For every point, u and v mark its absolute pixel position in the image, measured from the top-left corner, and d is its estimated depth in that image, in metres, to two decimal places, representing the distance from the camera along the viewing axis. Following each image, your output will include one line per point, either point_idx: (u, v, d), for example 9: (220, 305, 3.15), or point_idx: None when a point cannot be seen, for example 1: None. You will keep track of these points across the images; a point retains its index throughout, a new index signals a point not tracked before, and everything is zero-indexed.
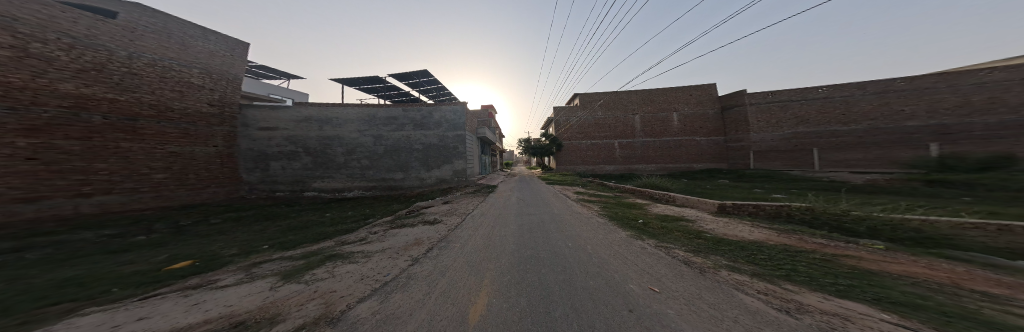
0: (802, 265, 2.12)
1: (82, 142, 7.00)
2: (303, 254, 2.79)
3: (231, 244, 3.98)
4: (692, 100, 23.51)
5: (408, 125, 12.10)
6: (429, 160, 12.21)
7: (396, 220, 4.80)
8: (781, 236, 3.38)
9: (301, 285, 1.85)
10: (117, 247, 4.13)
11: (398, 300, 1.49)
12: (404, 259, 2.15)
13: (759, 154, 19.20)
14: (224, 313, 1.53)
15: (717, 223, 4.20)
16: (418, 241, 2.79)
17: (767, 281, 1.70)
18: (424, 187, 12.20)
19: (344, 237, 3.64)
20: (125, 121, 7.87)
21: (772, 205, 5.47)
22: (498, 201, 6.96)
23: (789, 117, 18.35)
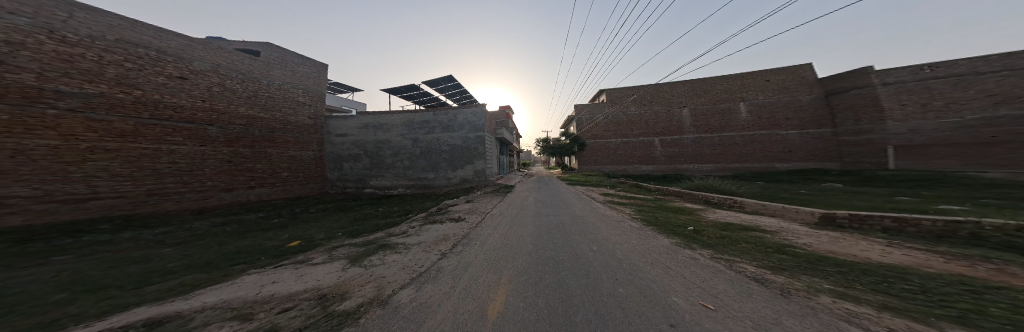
0: (997, 306, 1.32)
1: (249, 148, 10.31)
2: (359, 242, 3.38)
3: (320, 229, 5.19)
4: (771, 86, 19.27)
5: (436, 127, 13.55)
6: (455, 162, 13.35)
7: (430, 216, 5.34)
8: (943, 261, 2.24)
9: (361, 269, 2.27)
10: (262, 226, 5.96)
11: (429, 290, 1.65)
12: (435, 253, 2.38)
13: (904, 151, 13.42)
14: (312, 285, 2.00)
15: (814, 236, 3.11)
16: (448, 237, 3.04)
17: (907, 316, 1.13)
18: (452, 186, 13.38)
19: (391, 229, 4.28)
20: (269, 133, 11.15)
21: (934, 220, 3.66)
22: (520, 201, 6.99)
23: (973, 95, 12.47)
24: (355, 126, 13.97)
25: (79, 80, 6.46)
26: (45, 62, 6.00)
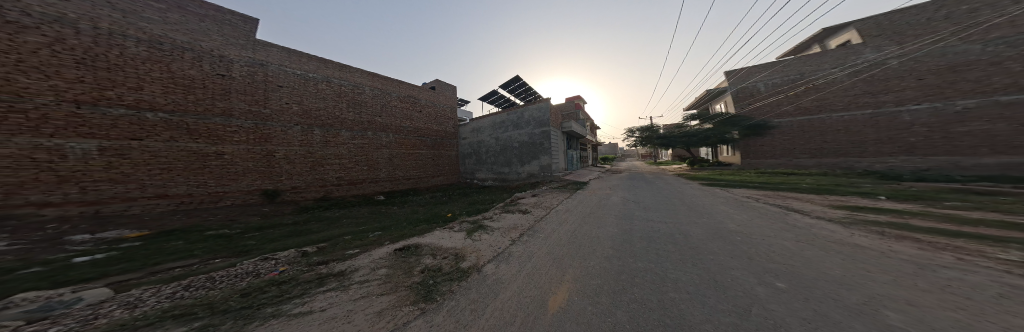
0: None
1: (442, 151, 14.54)
2: (468, 219, 4.15)
3: (450, 207, 6.95)
4: None
5: (509, 125, 13.31)
6: (515, 157, 13.05)
7: (511, 204, 5.75)
8: None
9: (472, 240, 2.83)
10: (437, 199, 9.30)
11: (502, 268, 1.83)
12: (516, 241, 2.58)
13: None
14: (454, 244, 2.73)
15: None
16: (523, 226, 3.33)
17: None
18: (518, 180, 12.96)
19: (485, 213, 4.92)
20: (450, 140, 15.15)
21: None
22: (601, 200, 5.91)
23: None
24: (467, 130, 15.20)
25: (401, 118, 12.71)
26: (399, 111, 12.67)
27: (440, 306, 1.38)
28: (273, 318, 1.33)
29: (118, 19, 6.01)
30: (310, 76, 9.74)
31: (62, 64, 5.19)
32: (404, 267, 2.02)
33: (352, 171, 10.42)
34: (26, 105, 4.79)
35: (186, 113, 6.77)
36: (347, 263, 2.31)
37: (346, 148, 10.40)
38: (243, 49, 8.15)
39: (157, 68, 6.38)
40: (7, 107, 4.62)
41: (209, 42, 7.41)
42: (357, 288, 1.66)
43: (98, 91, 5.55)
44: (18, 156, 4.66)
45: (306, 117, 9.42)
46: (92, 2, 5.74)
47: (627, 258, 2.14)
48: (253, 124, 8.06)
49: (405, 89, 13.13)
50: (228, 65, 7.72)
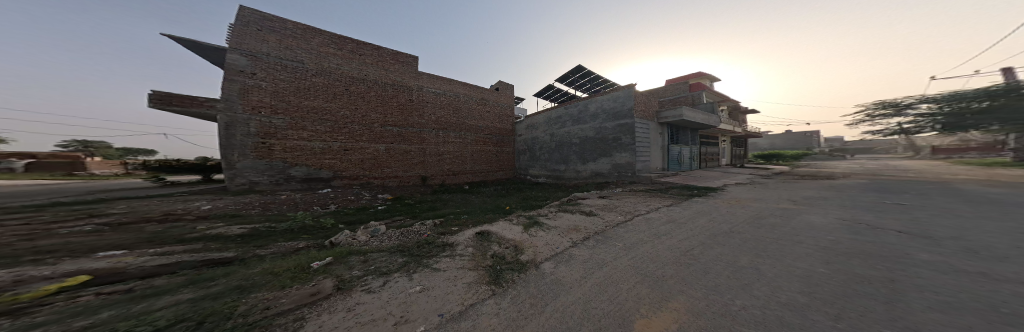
0: None
1: (501, 149, 14.97)
2: (525, 215, 4.32)
3: (504, 202, 7.20)
4: None
5: (573, 121, 12.24)
6: (579, 154, 11.95)
7: (569, 204, 5.43)
8: None
9: (526, 234, 3.03)
10: (496, 192, 9.96)
11: (563, 270, 1.82)
12: (586, 248, 2.43)
13: None
14: (514, 237, 2.90)
15: None
16: (588, 229, 3.23)
17: None
18: (580, 179, 11.89)
19: (539, 208, 5.09)
20: (506, 138, 15.22)
21: None
22: (754, 217, 3.73)
23: None
24: (522, 127, 15.32)
25: (484, 121, 14.19)
26: (485, 118, 14.22)
27: (503, 293, 1.62)
28: (425, 269, 2.22)
29: (391, 75, 11.07)
30: (451, 93, 12.95)
31: (378, 105, 10.64)
32: (480, 250, 2.48)
33: (461, 169, 13.15)
34: (376, 127, 10.58)
35: (411, 129, 11.56)
36: (450, 236, 3.18)
37: (461, 148, 13.19)
38: (420, 79, 11.92)
39: (405, 102, 11.40)
40: (375, 130, 10.60)
41: (407, 78, 11.53)
42: (454, 258, 2.33)
43: (391, 118, 11.00)
44: (376, 153, 10.53)
45: (452, 125, 12.87)
46: (387, 72, 10.97)
47: (850, 312, 1.05)
48: (433, 133, 12.23)
49: (480, 92, 14.17)
50: (424, 94, 11.98)
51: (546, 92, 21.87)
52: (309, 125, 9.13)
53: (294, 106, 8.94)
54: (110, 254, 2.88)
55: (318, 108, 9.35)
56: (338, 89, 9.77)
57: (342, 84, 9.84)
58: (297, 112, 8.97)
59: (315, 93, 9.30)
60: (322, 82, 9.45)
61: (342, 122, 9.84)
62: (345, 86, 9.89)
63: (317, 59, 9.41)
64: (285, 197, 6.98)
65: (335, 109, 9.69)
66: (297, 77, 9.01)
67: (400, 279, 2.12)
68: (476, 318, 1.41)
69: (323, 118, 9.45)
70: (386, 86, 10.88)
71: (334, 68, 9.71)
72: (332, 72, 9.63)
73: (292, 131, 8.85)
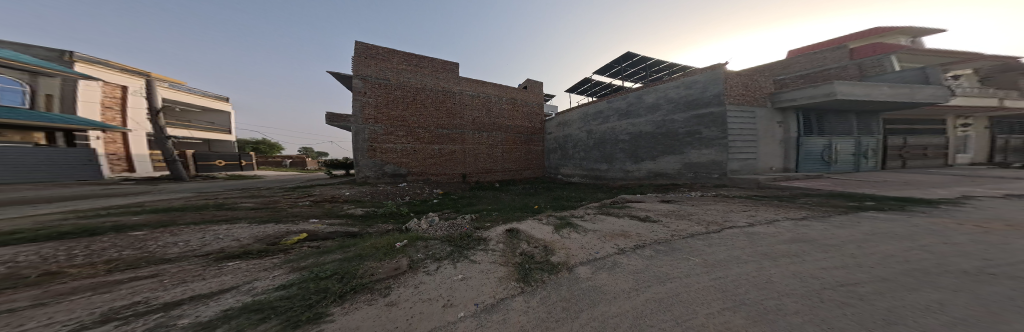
0: None
1: (531, 147, 15.26)
2: (558, 216, 5.27)
3: (533, 201, 7.65)
4: None
5: (622, 115, 10.63)
6: (627, 152, 10.43)
7: (612, 213, 4.97)
8: None
9: (558, 236, 3.57)
10: (522, 191, 10.15)
11: (597, 276, 1.87)
12: (642, 259, 2.20)
13: None
14: (542, 237, 3.53)
15: None
16: (635, 235, 3.11)
17: None
18: (631, 181, 10.36)
19: (574, 211, 5.82)
20: (533, 136, 15.38)
21: None
22: (996, 247, 2.09)
23: None
24: (553, 125, 15.06)
25: (517, 122, 14.68)
26: (517, 119, 14.68)
27: (532, 291, 1.76)
28: (465, 260, 2.58)
29: (446, 83, 12.39)
30: (490, 96, 13.71)
31: (438, 111, 12.14)
32: (508, 252, 2.87)
33: (498, 168, 13.88)
34: (435, 130, 12.07)
35: (464, 130, 12.78)
36: (484, 232, 3.81)
37: (499, 147, 13.93)
38: (467, 84, 12.99)
39: (458, 106, 12.65)
40: (439, 134, 12.14)
41: (457, 84, 12.68)
42: (486, 253, 2.80)
43: (448, 122, 12.38)
44: (435, 153, 12.03)
45: (494, 126, 13.77)
46: (444, 80, 12.34)
47: None
48: (480, 135, 13.27)
49: (510, 92, 14.44)
50: (472, 99, 13.06)
51: (582, 86, 20.05)
52: (395, 131, 11.21)
53: (384, 116, 11.03)
54: (314, 221, 4.80)
55: (399, 117, 11.30)
56: (410, 99, 11.54)
57: (412, 93, 11.56)
58: (385, 120, 11.06)
59: (395, 103, 11.22)
60: (399, 93, 11.29)
61: (414, 127, 11.63)
62: (414, 96, 11.60)
63: (396, 75, 11.29)
64: (381, 190, 9.15)
65: (409, 116, 11.51)
66: (387, 92, 11.07)
67: (445, 267, 2.43)
68: (506, 312, 1.51)
69: (403, 124, 11.39)
70: (444, 93, 12.29)
71: (406, 81, 11.46)
72: (403, 85, 11.38)
73: (384, 135, 11.02)
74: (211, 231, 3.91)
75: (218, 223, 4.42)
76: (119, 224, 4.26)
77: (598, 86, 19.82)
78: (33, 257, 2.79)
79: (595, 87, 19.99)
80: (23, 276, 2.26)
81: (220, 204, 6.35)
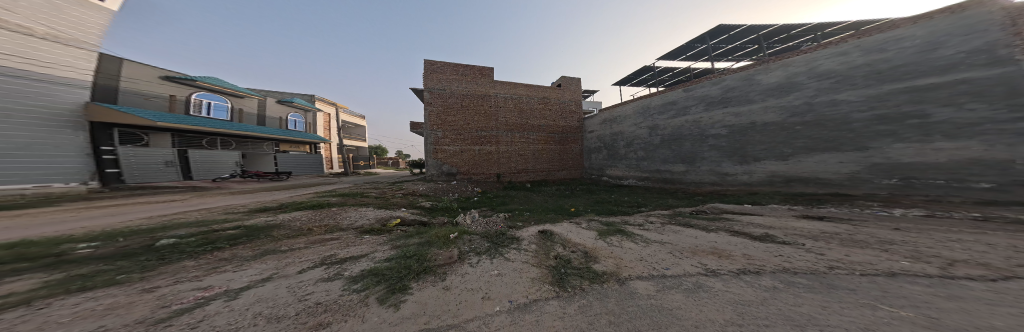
0: None
1: (570, 147, 14.77)
2: (601, 221, 4.79)
3: (577, 203, 7.33)
4: None
5: (716, 103, 8.69)
6: (722, 151, 8.48)
7: (690, 225, 4.19)
8: None
9: (603, 243, 3.26)
10: (563, 192, 9.87)
11: (659, 294, 1.62)
12: (759, 290, 1.68)
13: None
14: (581, 242, 3.31)
15: None
16: (739, 256, 2.50)
17: None
18: (724, 187, 8.43)
19: (629, 218, 5.20)
20: (569, 135, 14.79)
21: None
22: None
23: None
24: (595, 122, 14.11)
25: (553, 122, 14.43)
26: (553, 118, 14.44)
27: (571, 298, 1.67)
28: (501, 257, 2.69)
29: (489, 88, 13.24)
30: (526, 97, 13.93)
31: (482, 114, 13.05)
32: (544, 252, 2.89)
33: (538, 168, 13.96)
34: (483, 132, 13.02)
35: (506, 132, 13.40)
36: (517, 231, 3.86)
37: (538, 148, 14.00)
38: (505, 87, 13.56)
39: (501, 109, 13.37)
40: (483, 136, 13.04)
41: (495, 88, 13.35)
42: (519, 252, 2.84)
43: (489, 124, 13.17)
44: (481, 154, 12.97)
45: (535, 127, 13.95)
46: (487, 85, 13.25)
47: None
48: (523, 135, 13.71)
49: (542, 92, 14.35)
50: (512, 101, 13.58)
51: (639, 75, 17.47)
52: (449, 134, 12.57)
53: (439, 123, 12.45)
54: (402, 209, 5.94)
55: (449, 122, 12.60)
56: (456, 105, 12.71)
57: (462, 99, 12.79)
58: (441, 125, 12.49)
59: (446, 110, 12.56)
60: (448, 100, 12.57)
61: (464, 130, 12.78)
62: (463, 102, 12.79)
63: (449, 85, 12.66)
64: (442, 187, 10.36)
65: (456, 121, 12.69)
66: (440, 100, 12.48)
67: (484, 261, 2.59)
68: (540, 314, 1.49)
69: (453, 128, 12.67)
70: (485, 98, 13.13)
71: (455, 89, 12.71)
72: (454, 93, 12.69)
73: (444, 137, 12.54)
74: (369, 211, 5.46)
75: (358, 206, 6.12)
76: (314, 202, 6.47)
77: (658, 73, 17.05)
78: (303, 216, 5.00)
79: (653, 75, 17.31)
80: (302, 230, 4.02)
81: (358, 192, 8.79)
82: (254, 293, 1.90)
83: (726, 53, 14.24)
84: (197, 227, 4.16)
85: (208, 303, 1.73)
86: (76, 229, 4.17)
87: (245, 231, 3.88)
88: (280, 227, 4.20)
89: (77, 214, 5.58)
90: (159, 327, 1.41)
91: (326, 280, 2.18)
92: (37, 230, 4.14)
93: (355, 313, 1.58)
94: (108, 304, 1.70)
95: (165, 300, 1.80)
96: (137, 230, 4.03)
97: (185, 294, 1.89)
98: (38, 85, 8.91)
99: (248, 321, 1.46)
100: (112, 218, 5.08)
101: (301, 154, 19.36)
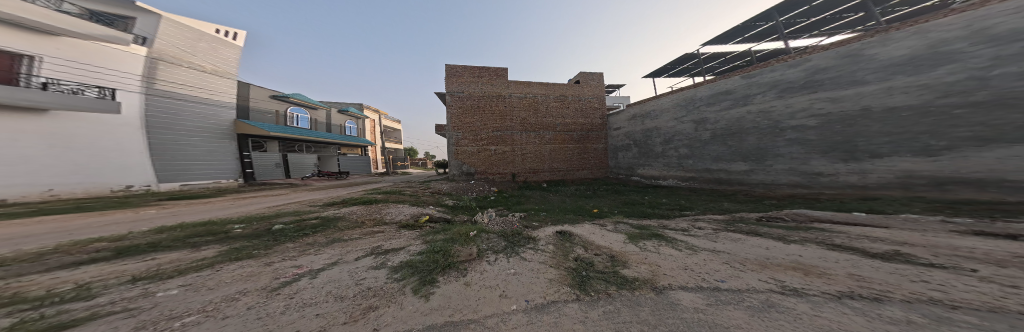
0: None
1: (594, 145, 14.16)
2: (631, 224, 4.50)
3: (603, 203, 7.02)
4: None
5: (799, 88, 7.13)
6: (809, 146, 6.97)
7: (758, 234, 3.64)
8: None
9: (633, 248, 3.04)
10: (583, 193, 9.46)
11: (704, 306, 1.46)
12: (846, 307, 1.39)
13: None
14: (606, 246, 3.12)
15: None
16: (830, 273, 2.04)
17: None
18: (813, 191, 6.90)
19: (665, 222, 4.76)
20: (592, 132, 14.20)
21: None
22: None
23: None
24: (623, 118, 13.28)
25: (574, 119, 13.98)
26: (574, 116, 13.98)
27: (598, 303, 1.60)
28: (518, 257, 2.70)
29: (507, 89, 13.36)
30: (545, 95, 13.74)
31: (501, 115, 13.25)
32: (563, 253, 2.83)
33: (558, 168, 13.69)
34: (503, 132, 13.20)
35: (524, 132, 13.40)
36: (533, 231, 3.83)
37: (558, 147, 13.72)
38: (523, 87, 13.54)
39: (521, 109, 13.40)
40: (501, 136, 13.22)
41: (512, 89, 13.41)
42: (536, 252, 2.81)
43: (507, 125, 13.30)
44: (500, 154, 13.17)
45: (554, 125, 13.69)
46: (504, 86, 13.38)
47: None
48: (544, 134, 13.56)
49: (560, 89, 13.95)
50: (530, 100, 13.52)
51: (683, 63, 15.59)
52: (467, 135, 13.00)
53: (459, 125, 12.96)
54: (431, 207, 6.36)
55: (468, 124, 13.01)
56: (474, 107, 13.09)
57: (482, 101, 13.12)
58: (461, 127, 12.97)
59: (466, 111, 13.00)
60: (467, 102, 13.00)
61: (482, 131, 13.11)
62: (482, 103, 13.11)
63: (468, 87, 13.08)
64: (470, 187, 10.81)
65: (474, 123, 13.06)
66: (459, 103, 12.97)
67: (501, 259, 2.64)
68: (558, 316, 1.46)
69: (473, 129, 13.05)
70: (503, 99, 13.29)
71: (473, 92, 13.09)
72: (472, 95, 13.07)
73: (464, 138, 12.99)
74: (405, 208, 5.95)
75: (396, 203, 6.72)
76: (365, 198, 7.31)
77: (706, 60, 15.22)
78: (357, 210, 5.68)
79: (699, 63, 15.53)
80: (356, 223, 4.57)
81: (397, 190, 9.70)
82: (326, 274, 2.23)
83: (805, 28, 11.86)
84: (295, 215, 5.09)
85: (298, 280, 2.07)
86: (228, 213, 5.54)
87: (320, 221, 4.57)
88: (340, 218, 4.86)
89: (222, 203, 7.34)
90: (273, 295, 1.78)
91: (374, 268, 2.44)
92: (206, 214, 5.49)
93: (394, 299, 1.74)
94: (245, 273, 2.23)
95: (275, 274, 2.24)
96: (255, 216, 5.03)
97: (287, 270, 2.33)
98: (197, 105, 12.15)
99: (319, 300, 1.69)
100: (248, 206, 6.63)
101: (352, 156, 21.80)
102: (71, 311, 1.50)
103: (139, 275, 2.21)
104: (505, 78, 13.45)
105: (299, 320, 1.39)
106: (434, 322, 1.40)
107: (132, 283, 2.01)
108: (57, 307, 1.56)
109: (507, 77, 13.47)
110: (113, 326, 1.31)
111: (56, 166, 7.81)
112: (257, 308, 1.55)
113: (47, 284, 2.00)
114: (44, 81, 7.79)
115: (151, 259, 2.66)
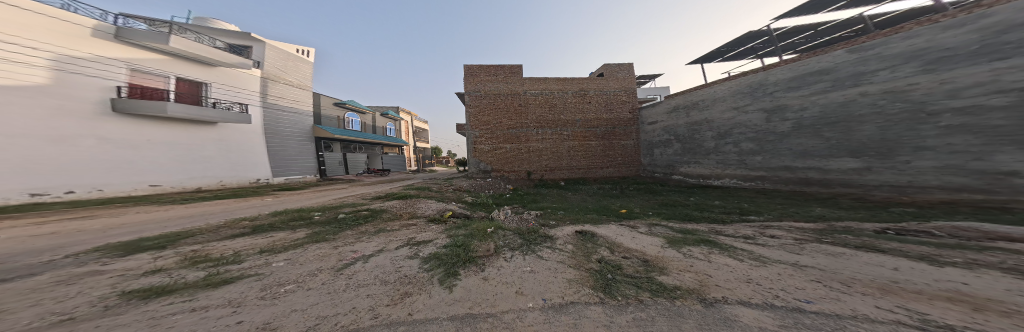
0: None
1: (622, 141, 13.43)
2: (667, 226, 4.20)
3: (636, 204, 6.55)
4: None
5: (967, 56, 5.08)
6: (988, 135, 4.87)
7: (880, 250, 2.99)
8: None
9: (674, 253, 2.79)
10: (607, 193, 8.89)
11: (759, 323, 1.32)
12: None
13: None
14: (636, 249, 2.92)
15: None
16: (1000, 306, 1.53)
17: None
18: (997, 198, 4.80)
19: (719, 227, 4.27)
20: (620, 128, 13.44)
21: None
22: None
23: None
24: (662, 112, 12.30)
25: (596, 115, 13.33)
26: (597, 111, 13.35)
27: (630, 306, 1.52)
28: (535, 254, 2.70)
29: (524, 86, 13.23)
30: (563, 91, 13.28)
31: (518, 113, 13.17)
32: (586, 251, 2.80)
33: (581, 165, 13.25)
34: (523, 129, 13.18)
35: (545, 129, 13.18)
36: (551, 229, 3.75)
37: (579, 144, 13.23)
38: (546, 83, 13.29)
39: (541, 105, 13.20)
40: (518, 134, 13.19)
41: (529, 86, 13.23)
42: (554, 251, 2.75)
43: (523, 123, 13.21)
44: (518, 151, 13.20)
45: (574, 122, 13.25)
46: (523, 83, 13.25)
47: None
48: (565, 131, 13.21)
49: (579, 84, 13.37)
50: (549, 96, 13.24)
51: (744, 43, 13.78)
52: (485, 133, 13.20)
53: (478, 124, 13.18)
54: (449, 203, 6.59)
55: (484, 122, 13.18)
56: (490, 106, 13.18)
57: (500, 99, 13.20)
58: (479, 126, 13.20)
59: (483, 110, 13.18)
60: (484, 101, 13.16)
61: (499, 129, 13.20)
62: (501, 101, 13.20)
63: (492, 86, 13.25)
64: (495, 185, 10.94)
65: (491, 121, 13.19)
66: (476, 102, 13.19)
67: (518, 256, 2.63)
68: (579, 317, 1.41)
69: (490, 128, 13.20)
70: (521, 96, 13.21)
71: (491, 90, 13.21)
72: (487, 93, 13.21)
73: (482, 136, 13.22)
74: (433, 205, 6.16)
75: (418, 199, 6.99)
76: (398, 194, 7.80)
77: (786, 34, 12.91)
78: (395, 204, 6.14)
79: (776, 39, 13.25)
80: (389, 216, 4.90)
81: (421, 187, 10.26)
82: (376, 260, 2.47)
83: None
84: (353, 206, 5.71)
85: (354, 264, 2.30)
86: (309, 202, 6.53)
87: (368, 213, 5.04)
88: (384, 211, 5.31)
89: (299, 193, 8.71)
90: (338, 274, 2.02)
91: (410, 257, 2.63)
92: (286, 202, 6.56)
93: (425, 288, 1.84)
94: (318, 255, 2.52)
95: (338, 256, 2.52)
96: (322, 206, 5.76)
97: (346, 255, 2.59)
98: (293, 116, 14.38)
99: (370, 283, 1.85)
100: (317, 197, 7.75)
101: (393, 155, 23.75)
102: (232, 270, 1.92)
103: (260, 248, 2.64)
104: (519, 75, 13.32)
105: (356, 298, 1.55)
106: (458, 313, 1.44)
107: (261, 253, 2.45)
108: (223, 266, 2.02)
109: (522, 74, 13.34)
110: (250, 286, 1.60)
111: (223, 164, 10.86)
112: (329, 284, 1.77)
113: (221, 249, 2.60)
114: (214, 101, 10.80)
115: (270, 237, 3.17)
